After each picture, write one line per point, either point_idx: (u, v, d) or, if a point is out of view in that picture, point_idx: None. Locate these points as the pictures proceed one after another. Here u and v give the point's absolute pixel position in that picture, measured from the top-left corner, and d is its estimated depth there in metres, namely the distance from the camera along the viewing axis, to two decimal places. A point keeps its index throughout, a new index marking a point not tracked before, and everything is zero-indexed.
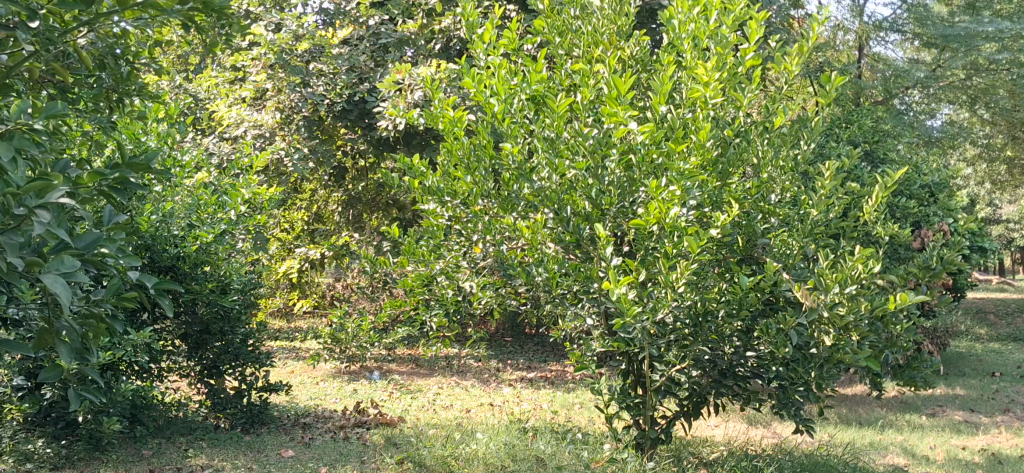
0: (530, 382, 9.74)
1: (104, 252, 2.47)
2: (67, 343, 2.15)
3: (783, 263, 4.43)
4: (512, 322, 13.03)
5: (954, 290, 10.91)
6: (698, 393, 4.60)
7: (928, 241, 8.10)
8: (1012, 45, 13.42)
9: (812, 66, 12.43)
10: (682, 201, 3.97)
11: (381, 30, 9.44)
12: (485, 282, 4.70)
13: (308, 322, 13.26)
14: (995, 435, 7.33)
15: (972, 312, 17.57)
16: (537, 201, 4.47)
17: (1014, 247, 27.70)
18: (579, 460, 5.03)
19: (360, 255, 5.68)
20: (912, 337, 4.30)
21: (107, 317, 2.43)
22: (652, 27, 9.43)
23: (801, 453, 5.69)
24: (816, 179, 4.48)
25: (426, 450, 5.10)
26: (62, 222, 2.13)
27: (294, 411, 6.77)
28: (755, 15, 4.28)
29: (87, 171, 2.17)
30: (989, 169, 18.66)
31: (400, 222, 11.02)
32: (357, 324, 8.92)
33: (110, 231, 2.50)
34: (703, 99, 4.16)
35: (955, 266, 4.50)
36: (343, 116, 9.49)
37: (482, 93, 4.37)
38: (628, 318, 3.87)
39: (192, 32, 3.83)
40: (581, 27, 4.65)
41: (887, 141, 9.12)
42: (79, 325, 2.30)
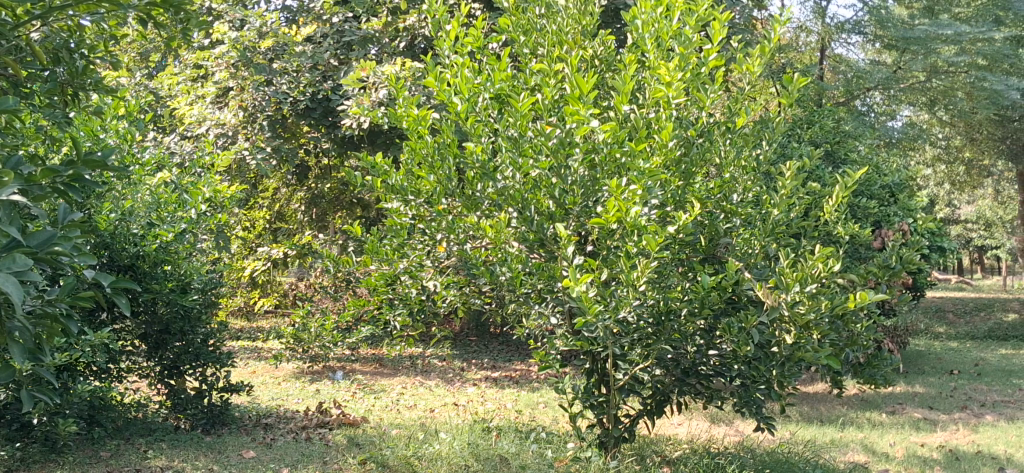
0: (495, 382, 9.71)
1: (59, 250, 2.41)
2: (19, 343, 2.09)
3: (745, 262, 4.44)
4: (477, 321, 13.00)
5: (914, 289, 11.04)
6: (661, 391, 4.60)
7: (888, 240, 8.23)
8: (969, 47, 13.65)
9: (775, 67, 12.51)
10: (644, 200, 3.95)
11: (344, 28, 9.36)
12: (449, 281, 4.65)
13: (270, 321, 13.14)
14: (954, 432, 7.42)
15: (930, 311, 17.80)
16: (500, 200, 4.43)
17: (973, 247, 28.11)
18: (543, 460, 5.01)
19: (321, 254, 5.60)
20: (872, 336, 4.33)
21: (62, 316, 2.37)
22: (616, 27, 9.44)
23: (763, 450, 5.71)
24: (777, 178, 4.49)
25: (388, 450, 5.06)
26: (14, 220, 2.06)
27: (255, 411, 6.68)
28: (718, 15, 4.27)
29: (39, 169, 2.11)
30: (947, 170, 18.93)
31: (363, 221, 10.93)
32: (319, 323, 8.84)
33: (65, 231, 2.43)
34: (666, 99, 4.16)
35: (914, 266, 4.52)
36: (307, 114, 9.35)
37: (446, 91, 4.32)
38: (591, 317, 3.84)
39: (151, 26, 3.75)
40: (546, 26, 4.63)
41: (849, 141, 9.20)
42: (33, 326, 2.24)
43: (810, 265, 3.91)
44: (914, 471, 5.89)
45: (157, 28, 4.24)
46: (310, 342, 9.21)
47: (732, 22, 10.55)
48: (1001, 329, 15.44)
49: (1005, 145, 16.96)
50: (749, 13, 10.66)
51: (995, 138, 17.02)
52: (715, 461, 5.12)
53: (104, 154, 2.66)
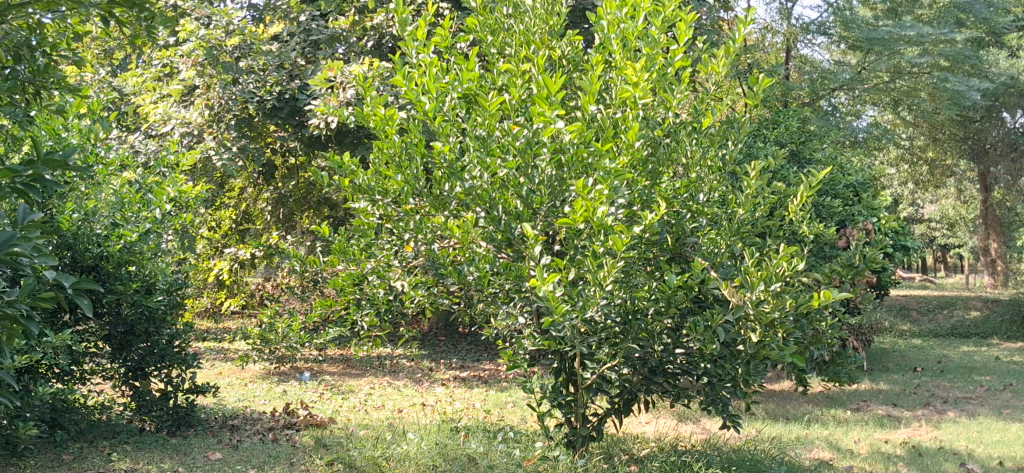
0: (463, 382, 9.71)
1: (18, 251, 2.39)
2: None
3: (710, 262, 4.47)
4: (445, 321, 12.99)
5: (878, 288, 11.16)
6: (629, 390, 4.63)
7: (853, 239, 8.30)
8: (932, 49, 13.88)
9: (740, 67, 12.57)
10: (611, 200, 3.96)
11: (311, 26, 9.21)
12: (417, 281, 4.64)
13: (237, 322, 13.05)
14: (916, 428, 7.52)
15: (895, 309, 18.01)
16: (468, 200, 4.43)
17: (937, 245, 28.48)
18: (512, 459, 5.02)
19: (288, 254, 5.57)
20: (836, 334, 4.37)
21: (22, 318, 2.35)
22: (583, 27, 9.46)
23: (729, 448, 5.76)
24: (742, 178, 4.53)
25: (356, 451, 5.06)
26: None
27: (222, 413, 6.64)
28: (684, 16, 4.29)
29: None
30: (911, 170, 19.15)
31: (331, 221, 10.85)
32: (286, 324, 8.78)
33: (25, 232, 2.41)
34: (633, 99, 4.18)
35: (878, 265, 4.58)
36: (274, 113, 9.19)
37: (413, 91, 4.31)
38: (558, 317, 3.86)
39: (114, 24, 3.72)
40: (513, 26, 4.63)
41: (814, 141, 9.28)
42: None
43: (775, 264, 3.96)
44: (877, 467, 5.96)
45: (120, 27, 4.20)
46: (277, 343, 9.15)
47: (698, 23, 10.60)
48: (964, 326, 15.65)
49: (966, 146, 17.52)
50: (715, 14, 10.72)
51: (957, 139, 17.47)
52: (682, 459, 5.16)
53: (65, 154, 2.64)
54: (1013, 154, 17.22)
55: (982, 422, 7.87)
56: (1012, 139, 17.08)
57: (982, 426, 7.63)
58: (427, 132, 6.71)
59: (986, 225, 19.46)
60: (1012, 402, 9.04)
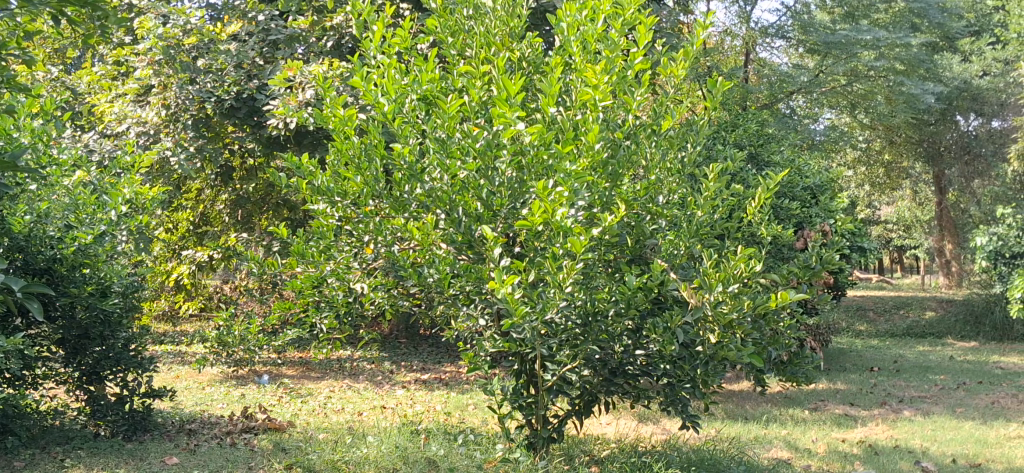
0: (424, 384, 9.66)
1: None
2: None
3: (670, 263, 4.47)
4: (406, 323, 12.95)
5: (835, 289, 11.28)
6: (589, 391, 4.63)
7: (810, 241, 8.35)
8: (889, 53, 14.07)
9: (700, 70, 12.62)
10: (571, 202, 3.93)
11: (270, 26, 9.21)
12: (377, 283, 4.59)
13: (195, 325, 12.88)
14: (873, 428, 7.60)
15: (852, 310, 18.24)
16: (428, 202, 4.39)
17: (894, 246, 28.85)
18: (472, 461, 5.00)
19: (246, 256, 5.49)
20: (793, 335, 4.40)
21: None
22: (544, 29, 9.46)
23: (689, 448, 5.78)
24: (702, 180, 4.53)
25: (315, 455, 5.02)
26: None
27: (178, 417, 6.54)
28: (644, 19, 4.28)
29: None
30: (868, 172, 19.39)
31: (290, 223, 10.72)
32: (244, 327, 8.68)
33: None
34: (593, 102, 4.16)
35: (835, 266, 4.61)
36: (231, 113, 8.98)
37: (372, 92, 4.27)
38: (517, 319, 3.83)
39: (65, 22, 3.64)
40: (474, 28, 4.60)
41: (772, 144, 9.34)
42: None
43: (732, 265, 3.96)
44: (835, 467, 6.01)
45: (71, 25, 4.07)
46: (235, 345, 9.03)
47: (658, 26, 10.63)
48: (919, 326, 15.87)
49: (922, 148, 17.99)
50: (675, 16, 10.75)
51: (912, 141, 17.91)
52: (642, 460, 5.17)
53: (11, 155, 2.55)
54: (965, 157, 17.84)
55: (937, 420, 7.98)
56: (965, 143, 17.71)
57: (936, 424, 7.73)
58: (388, 133, 6.83)
59: (940, 226, 19.77)
60: (966, 400, 9.16)
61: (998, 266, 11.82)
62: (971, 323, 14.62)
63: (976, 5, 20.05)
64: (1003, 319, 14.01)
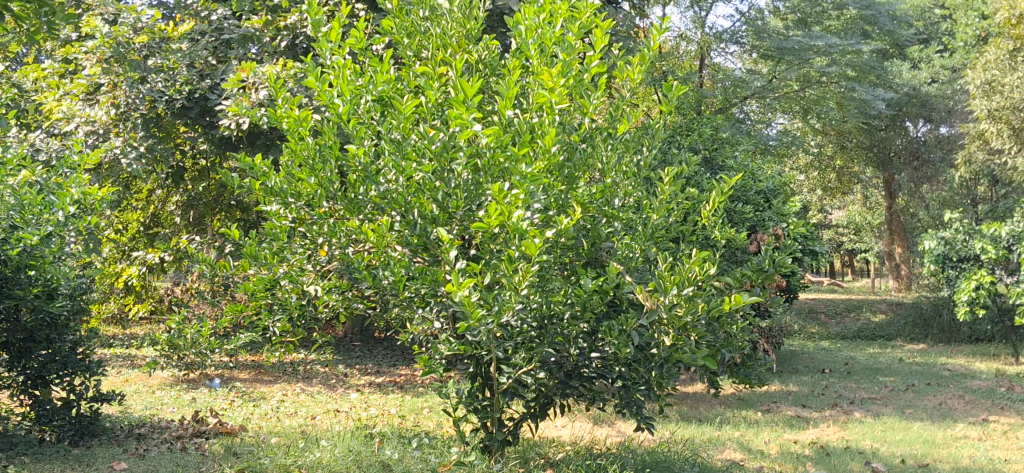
0: (378, 388, 9.58)
1: None
2: None
3: (626, 266, 4.45)
4: (361, 327, 12.88)
5: (787, 292, 11.38)
6: (544, 394, 4.60)
7: (763, 244, 8.43)
8: (841, 59, 14.32)
9: (655, 75, 12.67)
10: (527, 204, 3.88)
11: (223, 26, 9.02)
12: (330, 286, 4.50)
13: (145, 328, 12.65)
14: (824, 429, 7.68)
15: (804, 312, 18.43)
16: (383, 204, 4.31)
17: (844, 250, 29.26)
18: (427, 464, 4.94)
19: (197, 258, 5.38)
20: (747, 337, 4.40)
21: None
22: (500, 31, 9.43)
23: (644, 450, 5.77)
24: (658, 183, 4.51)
25: (267, 460, 4.93)
26: None
27: (127, 421, 6.38)
28: (600, 22, 4.24)
29: None
30: (820, 177, 19.65)
31: (243, 225, 10.57)
32: (195, 329, 8.52)
33: None
34: (549, 105, 4.12)
35: (787, 269, 4.62)
36: (183, 113, 8.77)
37: (327, 93, 4.19)
38: (473, 322, 3.78)
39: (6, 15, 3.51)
40: (430, 29, 4.52)
41: (726, 148, 9.39)
42: None
43: (687, 268, 3.92)
44: (787, 467, 6.06)
45: (15, 20, 3.95)
46: (186, 349, 8.85)
47: (614, 29, 10.66)
48: (869, 329, 16.12)
49: (873, 153, 18.44)
50: (631, 21, 10.79)
51: (864, 146, 18.29)
52: (597, 463, 5.15)
53: None
54: (914, 163, 17.96)
55: (886, 421, 8.07)
56: (914, 148, 17.93)
57: (886, 425, 7.82)
58: (343, 136, 6.75)
59: (891, 230, 20.10)
60: (915, 401, 9.29)
61: (947, 269, 11.99)
62: (920, 326, 14.87)
63: (924, 14, 20.46)
64: (950, 321, 14.25)
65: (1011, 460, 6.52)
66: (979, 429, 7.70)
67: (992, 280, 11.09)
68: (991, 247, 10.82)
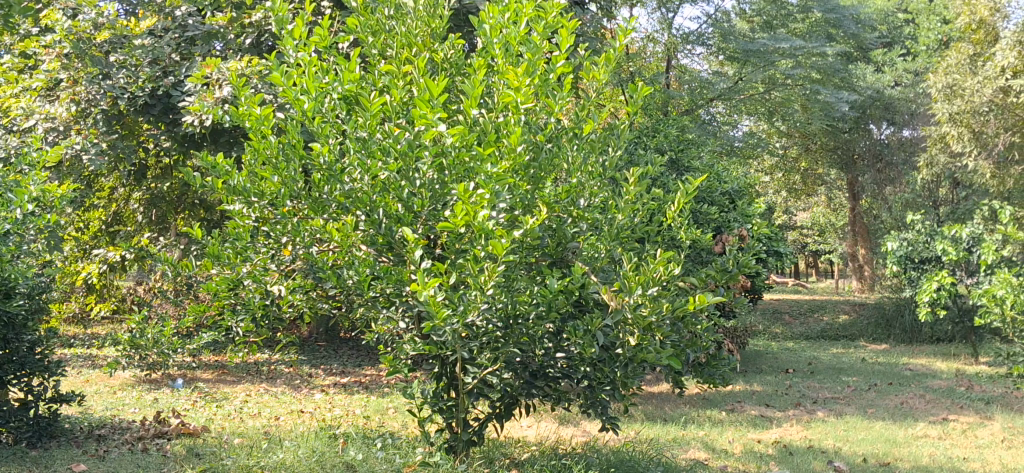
0: (343, 388, 9.51)
1: None
2: None
3: (591, 266, 4.43)
4: (326, 326, 12.79)
5: (752, 292, 11.44)
6: (510, 395, 4.58)
7: (727, 245, 8.45)
8: (805, 61, 14.56)
9: (622, 76, 12.68)
10: (492, 204, 3.85)
11: (187, 21, 8.86)
12: (295, 285, 4.44)
13: (106, 328, 12.48)
14: (787, 428, 7.72)
15: (769, 312, 18.57)
16: (348, 203, 4.26)
17: (808, 250, 29.53)
18: (392, 465, 4.91)
19: (159, 258, 5.29)
20: (711, 337, 4.40)
21: None
22: (467, 30, 9.38)
23: (609, 449, 5.77)
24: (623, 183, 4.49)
25: (230, 460, 4.88)
26: None
27: (87, 422, 6.27)
28: (566, 22, 4.21)
29: None
30: (785, 179, 19.82)
31: (206, 224, 10.43)
32: (157, 330, 8.41)
33: None
34: (515, 104, 4.09)
35: (752, 270, 4.63)
36: (144, 110, 8.73)
37: (291, 90, 4.13)
38: (438, 321, 3.75)
39: None
40: (395, 28, 4.48)
41: (692, 149, 9.39)
42: None
43: (651, 268, 3.90)
44: (750, 466, 6.09)
45: None
46: (148, 349, 8.74)
47: (581, 29, 10.66)
48: (833, 329, 16.28)
49: (837, 156, 18.65)
50: (599, 21, 10.80)
51: (828, 148, 18.56)
52: (563, 463, 5.14)
53: None
54: (878, 165, 18.10)
55: (849, 421, 8.13)
56: (877, 150, 18.08)
57: (849, 425, 7.88)
58: (308, 134, 6.70)
59: (854, 231, 20.30)
60: (877, 401, 9.37)
61: (908, 270, 12.13)
62: (882, 326, 15.02)
63: (887, 17, 20.70)
64: (912, 321, 14.41)
65: (969, 459, 6.59)
66: (939, 428, 7.79)
67: (952, 281, 11.21)
68: (953, 249, 10.79)
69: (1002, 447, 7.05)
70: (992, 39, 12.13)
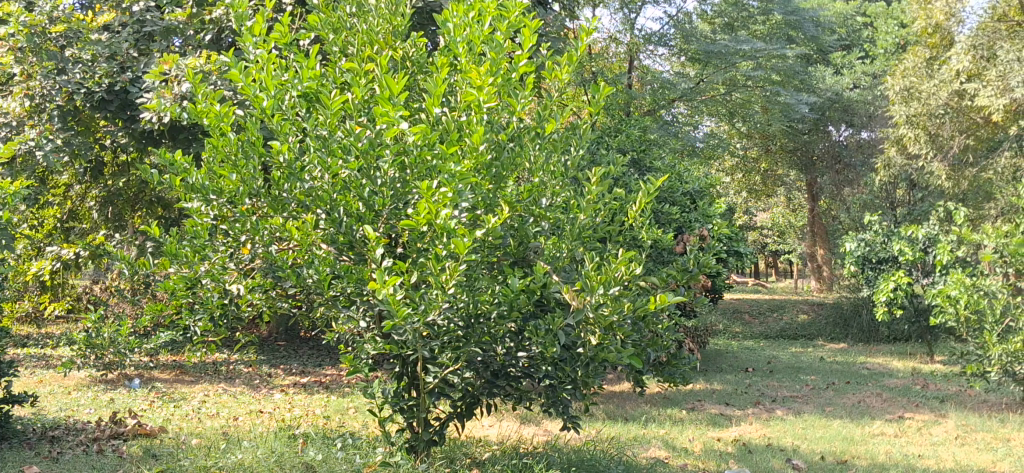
0: (303, 388, 9.42)
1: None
2: None
3: (552, 266, 4.39)
4: (285, 326, 12.67)
5: (712, 292, 11.50)
6: (471, 394, 4.55)
7: (689, 245, 8.47)
8: (765, 63, 14.72)
9: (584, 76, 12.70)
10: (454, 203, 3.81)
11: (145, 18, 8.72)
12: (253, 284, 4.34)
13: (60, 327, 12.26)
14: (747, 426, 7.78)
15: (729, 311, 18.71)
16: (307, 201, 4.20)
17: (768, 251, 29.78)
18: (352, 465, 4.85)
19: (116, 257, 5.18)
20: (672, 336, 4.40)
21: None
22: (430, 29, 9.34)
23: (569, 449, 5.75)
24: (585, 183, 4.47)
25: (187, 461, 4.81)
26: None
27: (40, 423, 6.13)
28: (529, 21, 4.18)
29: None
30: (745, 179, 19.99)
31: (163, 222, 10.32)
32: (114, 329, 8.27)
33: None
34: (477, 103, 4.06)
35: (712, 270, 4.64)
36: (102, 106, 8.53)
37: (250, 87, 4.05)
38: (399, 320, 3.70)
39: None
40: (356, 25, 4.43)
41: (654, 150, 9.41)
42: None
43: (613, 268, 3.87)
44: (709, 465, 6.10)
45: None
46: (104, 348, 8.57)
47: (543, 29, 10.66)
48: (791, 329, 16.43)
49: (796, 157, 18.82)
50: (561, 22, 10.82)
51: (787, 150, 18.71)
52: (523, 462, 5.12)
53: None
54: (837, 166, 18.40)
55: (807, 419, 8.20)
56: (836, 151, 18.31)
57: (807, 423, 7.95)
58: (268, 131, 6.63)
59: (813, 232, 20.50)
60: (835, 399, 9.47)
61: (866, 270, 12.29)
62: (840, 325, 15.18)
63: (846, 21, 20.99)
64: (869, 321, 14.58)
65: (924, 456, 6.67)
66: (895, 426, 7.89)
67: (908, 281, 11.35)
68: (909, 249, 10.90)
69: (956, 444, 7.15)
70: (946, 43, 12.42)
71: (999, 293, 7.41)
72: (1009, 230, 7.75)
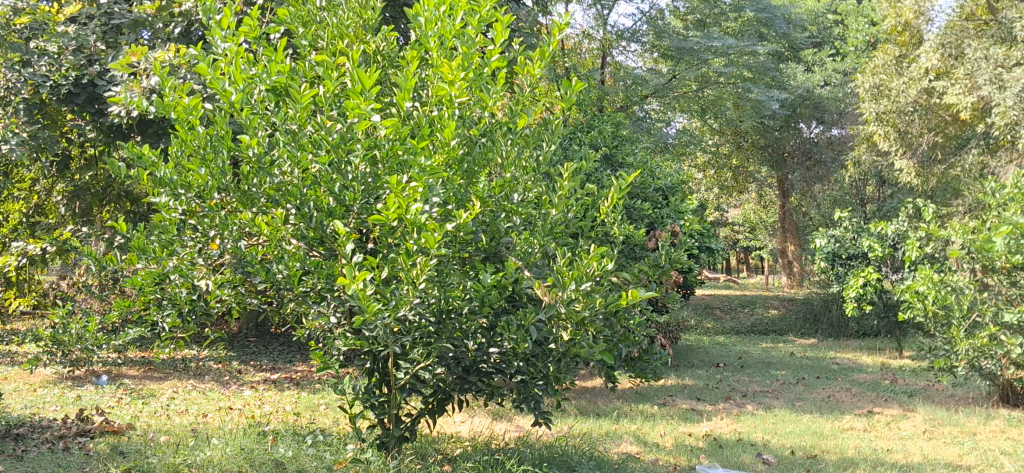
0: (273, 384, 9.33)
1: None
2: None
3: (523, 261, 4.32)
4: (256, 322, 12.55)
5: (684, 287, 11.51)
6: (442, 390, 4.50)
7: (660, 241, 8.45)
8: (737, 60, 14.78)
9: (557, 71, 12.67)
10: (425, 198, 3.75)
11: (113, 10, 8.57)
12: (222, 279, 4.24)
13: (27, 323, 12.06)
14: (718, 422, 7.79)
15: (701, 307, 18.77)
16: (277, 196, 4.12)
17: (739, 246, 29.95)
18: (322, 462, 4.75)
19: (81, 252, 5.07)
20: (643, 332, 4.37)
21: None
22: (402, 23, 9.27)
23: (541, 444, 5.72)
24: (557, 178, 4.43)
25: (155, 459, 4.73)
26: None
27: (5, 421, 6.01)
28: (501, 16, 4.13)
29: None
30: (717, 176, 20.06)
31: (131, 216, 10.15)
32: (81, 325, 8.13)
33: None
34: (448, 98, 4.01)
35: (683, 266, 4.62)
36: (68, 99, 8.38)
37: (219, 80, 3.96)
38: (369, 316, 3.64)
39: None
40: (326, 19, 4.35)
41: (626, 145, 9.39)
42: None
43: (585, 263, 3.85)
44: (681, 460, 6.08)
45: None
46: (70, 345, 8.42)
47: (516, 24, 10.60)
48: (762, 324, 16.52)
49: (767, 153, 18.91)
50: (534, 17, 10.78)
51: (759, 146, 18.77)
52: (495, 458, 5.08)
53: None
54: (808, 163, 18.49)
55: (777, 414, 8.22)
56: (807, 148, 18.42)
57: (777, 418, 7.97)
58: (236, 124, 6.54)
59: (784, 228, 20.61)
60: (805, 394, 9.51)
61: (836, 266, 12.36)
62: (810, 321, 15.27)
63: (817, 18, 21.08)
64: (839, 316, 14.68)
65: (892, 450, 6.70)
66: (864, 421, 7.92)
67: (878, 277, 11.42)
68: (879, 246, 10.97)
69: (923, 438, 7.19)
70: (916, 41, 12.45)
71: (967, 289, 7.44)
72: (975, 226, 7.81)
